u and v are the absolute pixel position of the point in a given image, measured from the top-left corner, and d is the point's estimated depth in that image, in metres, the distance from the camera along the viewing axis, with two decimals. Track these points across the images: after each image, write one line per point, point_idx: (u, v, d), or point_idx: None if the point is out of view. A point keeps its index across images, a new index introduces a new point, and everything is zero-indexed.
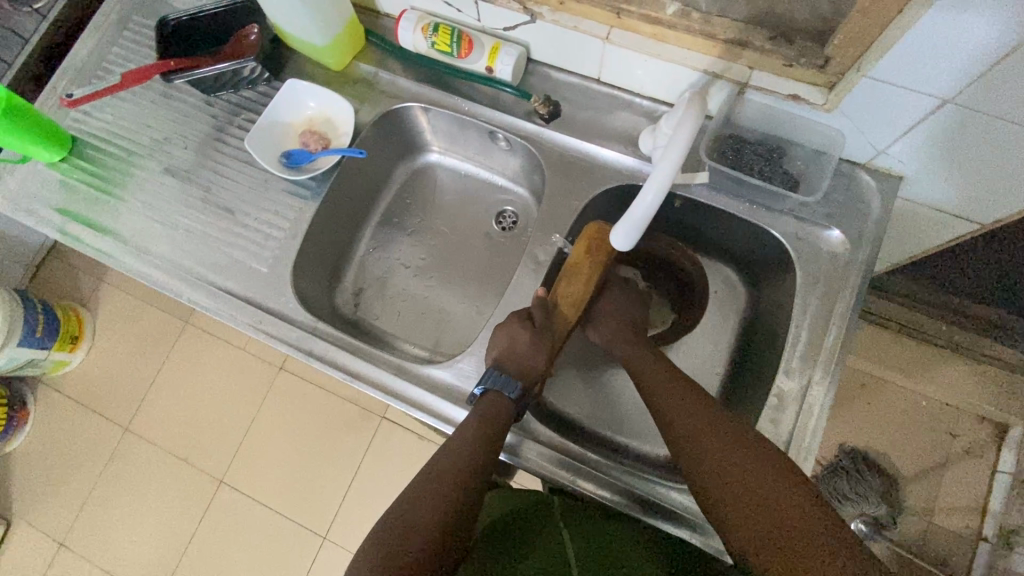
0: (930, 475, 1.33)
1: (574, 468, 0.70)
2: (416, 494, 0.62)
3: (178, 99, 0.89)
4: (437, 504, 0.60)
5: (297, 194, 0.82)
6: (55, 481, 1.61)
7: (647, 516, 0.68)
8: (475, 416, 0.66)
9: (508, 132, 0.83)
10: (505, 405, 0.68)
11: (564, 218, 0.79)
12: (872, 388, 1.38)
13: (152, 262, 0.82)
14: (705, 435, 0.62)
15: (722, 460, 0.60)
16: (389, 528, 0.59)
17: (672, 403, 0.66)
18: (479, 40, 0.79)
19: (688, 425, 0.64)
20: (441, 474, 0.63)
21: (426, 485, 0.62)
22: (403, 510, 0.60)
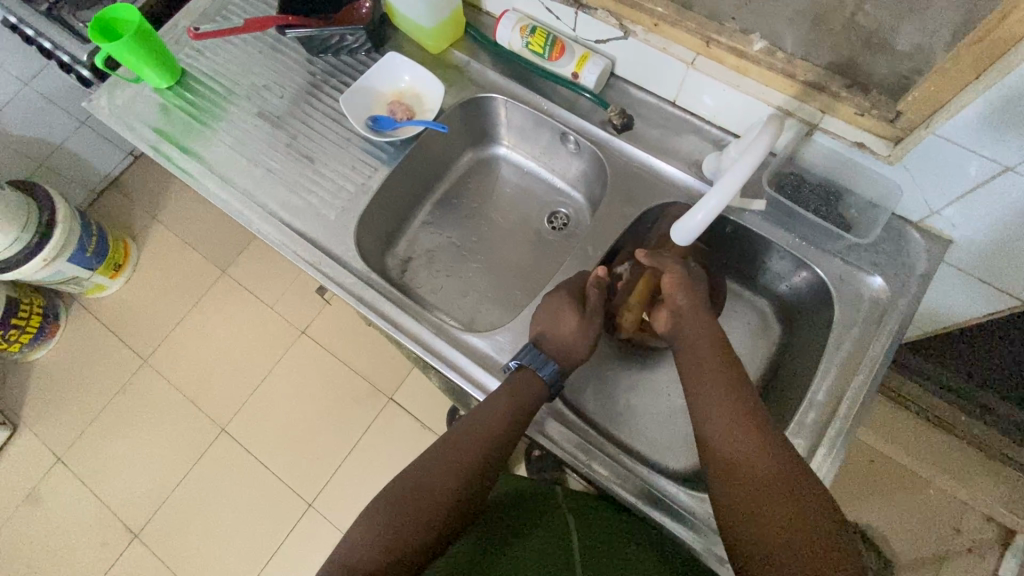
0: (928, 565, 1.29)
1: (588, 451, 0.73)
2: (444, 456, 0.67)
3: (284, 53, 0.97)
4: (460, 471, 0.66)
5: (375, 156, 0.88)
6: (67, 397, 1.66)
7: (649, 511, 0.70)
8: (506, 392, 0.70)
9: (580, 135, 0.88)
10: (535, 382, 0.71)
11: (617, 224, 0.83)
12: (881, 466, 1.37)
13: (232, 192, 0.87)
14: (747, 466, 0.60)
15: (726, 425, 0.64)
16: (415, 484, 0.65)
17: (697, 371, 0.70)
18: (571, 47, 0.84)
19: (722, 437, 0.63)
20: (467, 446, 0.68)
21: (452, 450, 0.67)
22: (427, 468, 0.66)
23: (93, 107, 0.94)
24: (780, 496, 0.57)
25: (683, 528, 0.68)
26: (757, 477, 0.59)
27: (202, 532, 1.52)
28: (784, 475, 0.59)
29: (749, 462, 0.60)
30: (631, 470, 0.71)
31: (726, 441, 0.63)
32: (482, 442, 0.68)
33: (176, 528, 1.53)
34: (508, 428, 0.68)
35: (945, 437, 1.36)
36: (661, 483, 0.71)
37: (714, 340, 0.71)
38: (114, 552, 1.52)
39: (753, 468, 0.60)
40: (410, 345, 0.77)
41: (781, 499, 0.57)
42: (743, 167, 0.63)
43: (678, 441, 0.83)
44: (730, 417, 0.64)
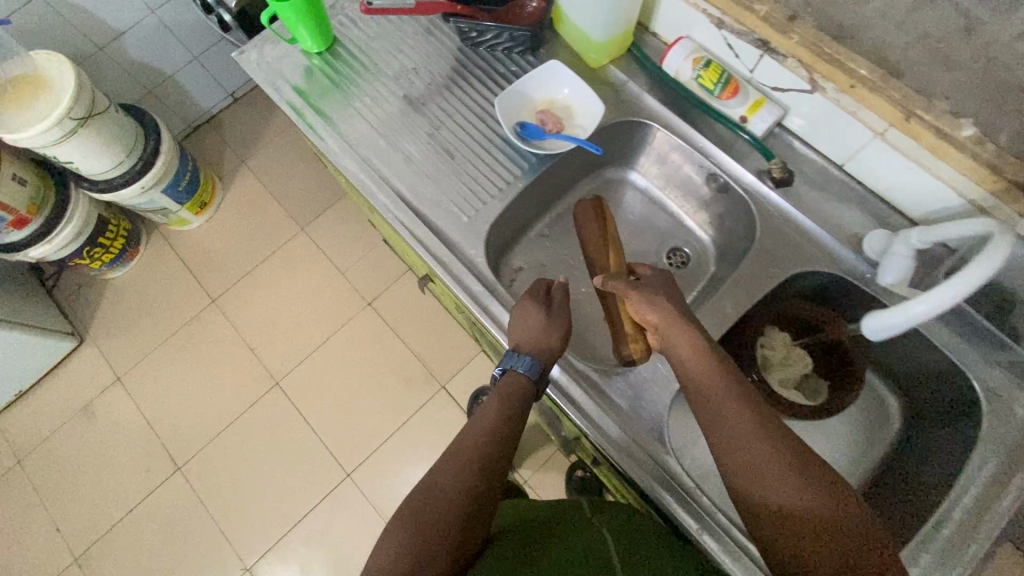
0: None
1: (635, 448, 0.75)
2: (443, 472, 0.65)
3: (439, 39, 0.95)
4: (464, 484, 0.64)
5: (516, 166, 0.86)
6: (134, 321, 1.71)
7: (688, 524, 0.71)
8: (493, 400, 0.72)
9: (732, 179, 0.84)
10: (523, 381, 0.73)
11: (761, 283, 0.77)
12: None
13: (368, 172, 0.87)
14: (781, 500, 0.55)
15: (750, 453, 0.58)
16: (421, 505, 0.62)
17: (703, 391, 0.64)
18: (745, 89, 0.80)
19: (751, 473, 0.58)
20: (462, 459, 0.66)
21: (450, 465, 0.65)
22: (433, 483, 0.64)
23: (242, 58, 0.94)
24: (824, 535, 0.53)
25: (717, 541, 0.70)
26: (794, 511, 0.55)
27: (240, 478, 1.56)
28: (825, 509, 0.54)
29: (781, 495, 0.55)
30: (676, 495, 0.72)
31: (755, 471, 0.57)
32: (477, 451, 0.67)
33: (216, 469, 1.56)
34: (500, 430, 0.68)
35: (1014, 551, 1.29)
36: (698, 494, 0.72)
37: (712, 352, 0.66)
38: (156, 480, 1.56)
39: (788, 501, 0.55)
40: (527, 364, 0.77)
41: (826, 538, 0.53)
42: (952, 298, 0.58)
43: None
44: (752, 445, 0.58)
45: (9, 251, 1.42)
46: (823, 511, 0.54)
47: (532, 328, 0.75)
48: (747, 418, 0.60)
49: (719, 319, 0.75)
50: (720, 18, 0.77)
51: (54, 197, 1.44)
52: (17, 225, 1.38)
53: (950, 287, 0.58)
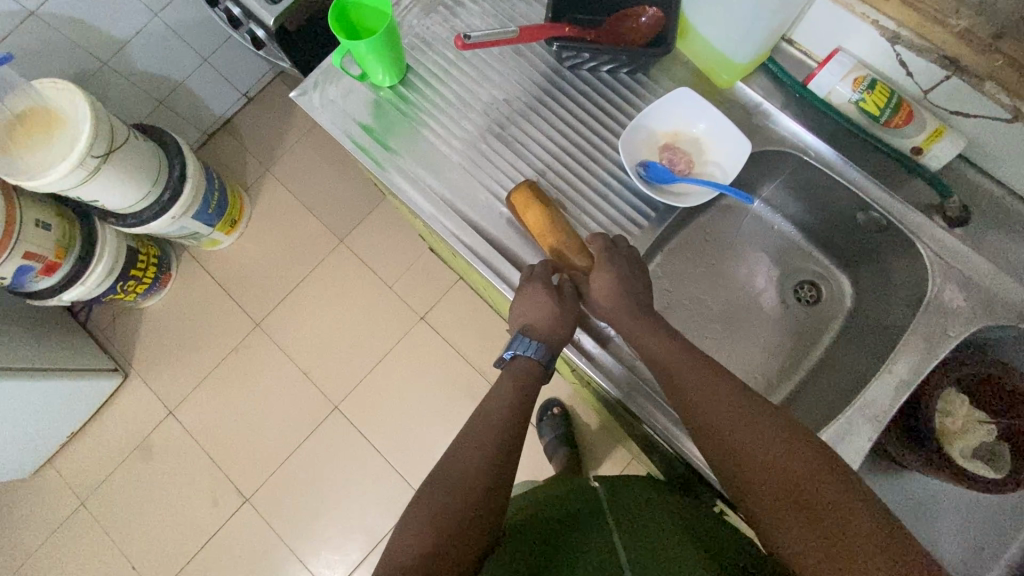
0: None
1: (662, 411, 0.72)
2: (460, 450, 0.64)
3: (529, 60, 0.80)
4: (484, 458, 0.63)
5: (638, 216, 0.75)
6: (178, 351, 1.63)
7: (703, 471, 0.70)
8: (506, 384, 0.69)
9: (894, 217, 0.72)
10: (534, 365, 0.69)
11: (940, 344, 0.68)
12: None
13: (466, 230, 0.76)
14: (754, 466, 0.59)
15: (735, 435, 0.61)
16: (443, 485, 0.61)
17: (681, 378, 0.65)
18: (921, 114, 0.67)
19: (735, 454, 0.60)
20: (478, 437, 0.65)
21: (468, 442, 0.65)
22: (452, 463, 0.63)
23: (302, 99, 0.81)
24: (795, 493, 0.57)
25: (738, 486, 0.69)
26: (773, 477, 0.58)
27: (311, 505, 1.53)
28: (797, 470, 0.58)
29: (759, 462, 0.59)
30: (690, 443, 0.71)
31: (730, 443, 0.61)
32: (493, 429, 0.65)
33: (285, 498, 1.53)
34: (515, 409, 0.66)
35: None
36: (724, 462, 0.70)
37: (679, 339, 0.69)
38: (225, 513, 1.54)
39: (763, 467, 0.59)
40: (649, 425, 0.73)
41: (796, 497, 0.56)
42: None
43: None
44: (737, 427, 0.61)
45: (41, 298, 1.32)
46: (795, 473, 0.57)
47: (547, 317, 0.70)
48: (718, 395, 0.63)
49: (894, 392, 0.67)
50: (895, 32, 0.64)
51: (81, 236, 1.33)
52: (47, 271, 1.27)
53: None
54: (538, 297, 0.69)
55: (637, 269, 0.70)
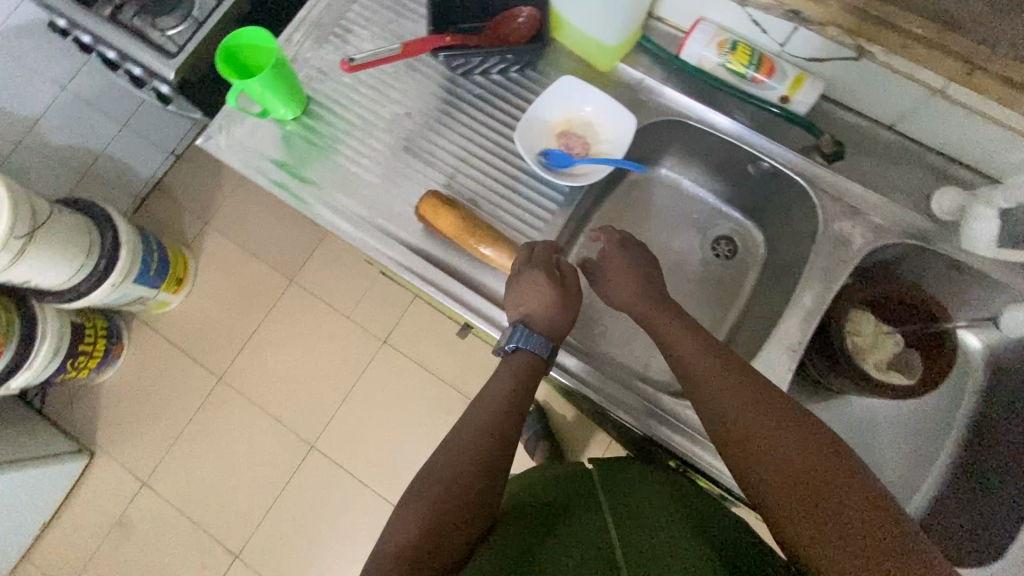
0: None
1: (603, 379, 0.76)
2: (457, 447, 0.65)
3: (423, 72, 0.84)
4: (485, 452, 0.64)
5: (548, 201, 0.78)
6: (142, 420, 1.59)
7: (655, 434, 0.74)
8: (505, 372, 0.69)
9: (779, 163, 0.77)
10: (536, 360, 0.70)
11: (840, 269, 0.73)
12: None
13: (388, 242, 0.78)
14: (760, 449, 0.57)
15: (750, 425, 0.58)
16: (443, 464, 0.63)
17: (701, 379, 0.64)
18: (781, 66, 0.73)
19: (744, 444, 0.58)
20: (476, 432, 0.66)
21: (466, 437, 0.65)
22: (455, 446, 0.65)
23: (209, 143, 0.82)
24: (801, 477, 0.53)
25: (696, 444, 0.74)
26: (778, 461, 0.55)
27: (304, 549, 1.51)
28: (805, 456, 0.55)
29: (765, 447, 0.56)
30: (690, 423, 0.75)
31: (737, 427, 0.59)
32: (491, 426, 0.66)
33: (276, 547, 1.51)
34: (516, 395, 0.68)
35: None
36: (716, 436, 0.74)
37: (695, 334, 0.68)
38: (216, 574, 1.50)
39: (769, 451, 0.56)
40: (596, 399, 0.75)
41: (802, 482, 0.53)
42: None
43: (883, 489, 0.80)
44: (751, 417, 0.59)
45: None
46: (800, 458, 0.54)
47: None
48: (725, 382, 0.63)
49: (804, 320, 0.72)
50: None
51: (20, 319, 1.30)
52: None
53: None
54: (540, 288, 0.70)
55: (624, 260, 0.75)
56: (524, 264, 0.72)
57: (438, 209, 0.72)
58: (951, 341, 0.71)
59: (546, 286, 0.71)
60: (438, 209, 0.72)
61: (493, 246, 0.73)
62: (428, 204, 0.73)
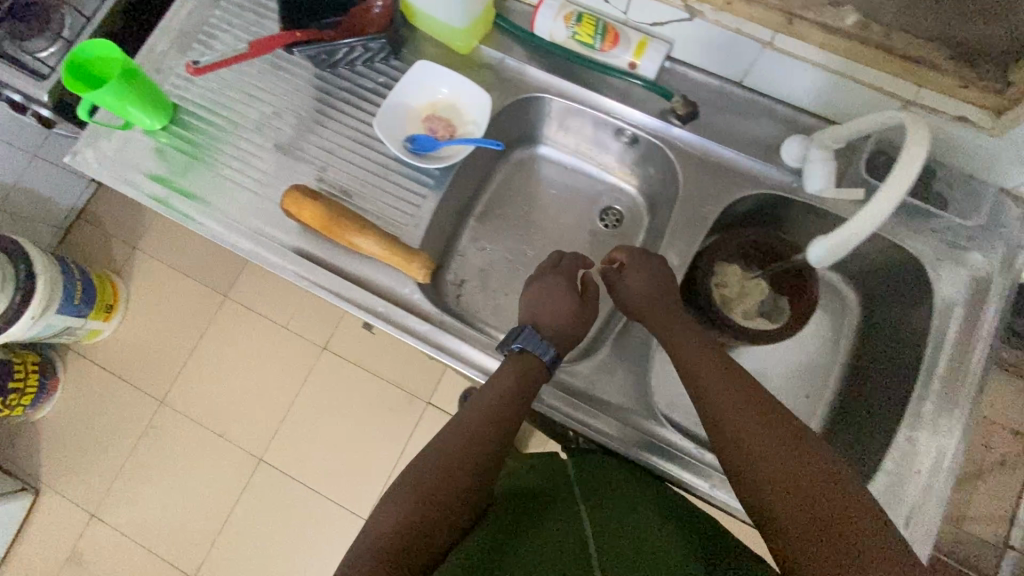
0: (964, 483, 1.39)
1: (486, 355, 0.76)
2: (437, 450, 0.62)
3: (289, 70, 0.84)
4: (468, 463, 0.61)
5: (419, 185, 0.79)
6: (86, 452, 1.57)
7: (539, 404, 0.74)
8: (507, 372, 0.67)
9: (640, 129, 0.80)
10: (537, 365, 0.69)
11: (699, 226, 0.76)
12: None
13: (261, 242, 0.78)
14: (755, 461, 0.54)
15: (756, 438, 0.55)
16: (431, 467, 0.61)
17: (709, 385, 0.61)
18: (626, 34, 0.75)
19: (750, 453, 0.55)
20: (458, 441, 0.63)
21: (447, 444, 0.62)
22: (448, 447, 0.62)
23: (78, 160, 0.82)
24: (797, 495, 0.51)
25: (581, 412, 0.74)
26: (773, 478, 0.52)
27: (261, 562, 1.50)
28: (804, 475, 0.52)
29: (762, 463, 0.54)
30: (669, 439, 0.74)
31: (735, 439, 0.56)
32: (476, 435, 0.63)
33: (233, 564, 1.50)
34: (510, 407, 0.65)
35: None
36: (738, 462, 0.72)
37: (712, 347, 0.65)
38: None
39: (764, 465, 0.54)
40: (477, 376, 0.73)
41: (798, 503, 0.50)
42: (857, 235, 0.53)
43: None
44: (761, 430, 0.56)
45: None
46: (798, 477, 0.52)
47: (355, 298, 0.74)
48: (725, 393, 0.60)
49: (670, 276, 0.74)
50: None
51: None
52: None
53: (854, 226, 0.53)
54: (562, 298, 0.74)
55: (653, 264, 0.72)
56: (550, 270, 0.78)
57: (300, 202, 0.73)
58: (811, 283, 0.73)
59: (567, 295, 0.74)
60: (301, 200, 0.73)
61: (359, 229, 0.72)
62: (291, 198, 0.73)
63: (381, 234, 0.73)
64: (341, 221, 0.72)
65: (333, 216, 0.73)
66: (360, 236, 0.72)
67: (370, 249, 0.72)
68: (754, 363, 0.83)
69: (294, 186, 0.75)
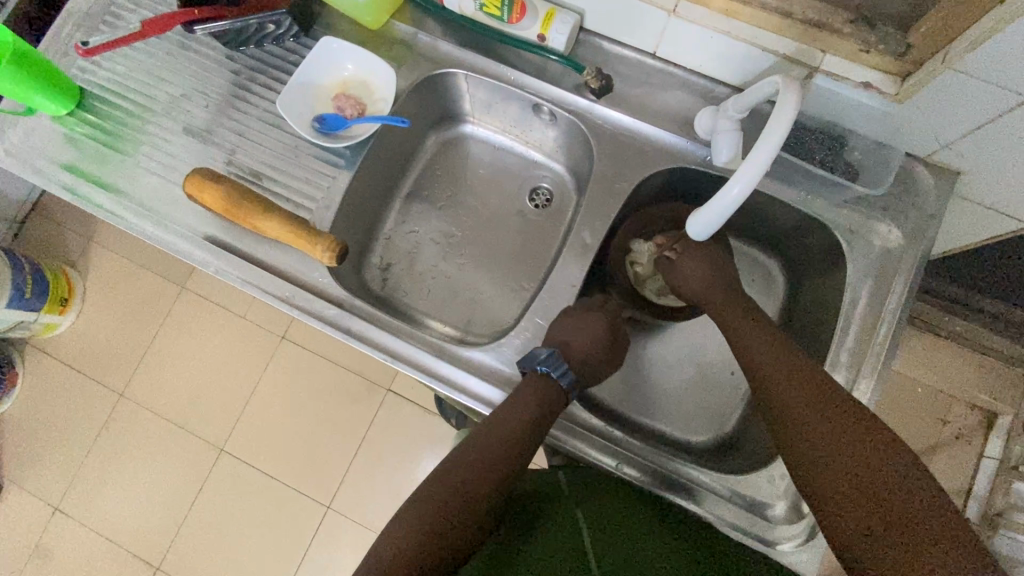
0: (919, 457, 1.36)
1: None
2: (456, 458, 0.63)
3: (198, 51, 0.82)
4: (481, 474, 0.62)
5: (330, 165, 0.78)
6: (45, 447, 1.55)
7: (450, 383, 0.70)
8: (528, 393, 0.65)
9: (555, 104, 0.78)
10: (557, 393, 0.67)
11: (613, 202, 0.75)
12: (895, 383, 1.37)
13: (169, 228, 0.76)
14: (825, 456, 0.58)
15: (830, 446, 0.57)
16: (445, 481, 0.61)
17: (783, 387, 0.63)
18: (532, 4, 0.73)
19: (827, 461, 0.57)
20: (476, 452, 0.63)
21: (465, 453, 0.63)
22: (460, 460, 0.63)
23: None
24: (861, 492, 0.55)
25: (502, 395, 0.69)
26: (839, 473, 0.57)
27: (226, 553, 1.50)
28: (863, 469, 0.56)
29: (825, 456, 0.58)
30: (639, 446, 0.69)
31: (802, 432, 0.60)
32: (492, 449, 0.63)
33: (198, 555, 1.50)
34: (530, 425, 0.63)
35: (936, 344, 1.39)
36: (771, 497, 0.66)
37: (783, 347, 0.66)
38: None
39: (831, 459, 0.58)
40: (383, 359, 0.70)
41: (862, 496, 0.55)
42: (734, 199, 0.54)
43: (700, 414, 0.81)
44: (839, 436, 0.58)
45: None
46: (862, 466, 0.56)
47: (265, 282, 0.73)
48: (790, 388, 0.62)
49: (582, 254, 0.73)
50: None
51: None
52: None
53: (731, 186, 0.53)
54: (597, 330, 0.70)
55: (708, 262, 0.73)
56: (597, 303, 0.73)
57: (204, 183, 0.72)
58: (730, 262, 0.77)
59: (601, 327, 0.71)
60: (204, 182, 0.72)
61: (264, 209, 0.72)
62: (194, 180, 0.72)
63: (288, 214, 0.73)
64: (247, 201, 0.72)
65: (238, 197, 0.72)
66: (265, 215, 0.72)
67: (275, 228, 0.72)
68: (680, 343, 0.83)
69: (197, 169, 0.74)
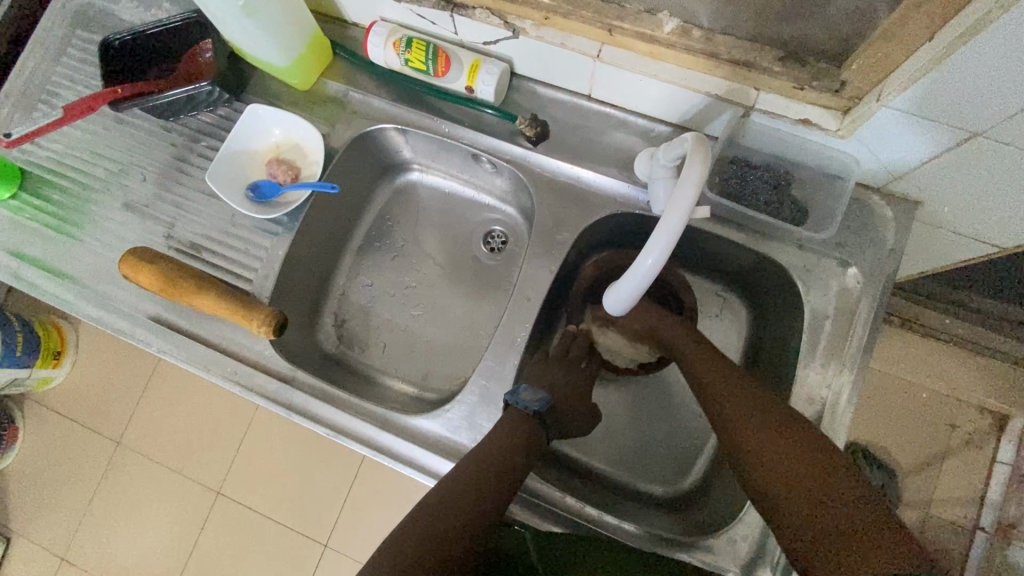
0: (929, 467, 1.17)
1: None
2: (440, 491, 0.56)
3: (134, 124, 0.82)
4: (472, 507, 0.55)
5: (268, 230, 0.77)
6: (28, 504, 1.46)
7: (394, 456, 0.69)
8: (518, 425, 0.64)
9: (492, 155, 0.76)
10: (536, 433, 0.64)
11: (554, 253, 0.73)
12: (899, 390, 1.19)
13: (114, 310, 0.76)
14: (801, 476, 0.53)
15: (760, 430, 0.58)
16: (429, 509, 0.55)
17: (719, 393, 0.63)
18: (457, 55, 0.71)
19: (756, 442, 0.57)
20: (456, 477, 0.58)
21: (447, 487, 0.57)
22: (446, 488, 0.57)
23: None
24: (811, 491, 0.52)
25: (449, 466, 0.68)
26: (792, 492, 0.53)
27: None
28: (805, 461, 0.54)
29: (783, 482, 0.54)
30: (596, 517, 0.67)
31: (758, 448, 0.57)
32: (480, 487, 0.57)
33: None
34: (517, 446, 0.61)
35: (950, 351, 1.20)
36: (747, 543, 0.64)
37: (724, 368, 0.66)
38: None
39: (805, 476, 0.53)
40: (326, 435, 0.70)
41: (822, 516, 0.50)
42: (650, 268, 0.55)
43: (673, 462, 0.78)
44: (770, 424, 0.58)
45: None
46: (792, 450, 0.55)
47: (210, 359, 0.73)
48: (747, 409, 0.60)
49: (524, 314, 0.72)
50: None
51: None
52: None
53: (647, 255, 0.54)
54: (577, 376, 0.72)
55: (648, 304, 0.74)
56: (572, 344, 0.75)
57: (139, 262, 0.71)
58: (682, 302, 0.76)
59: (580, 375, 0.73)
60: (141, 261, 0.71)
61: (201, 283, 0.71)
62: (130, 260, 0.72)
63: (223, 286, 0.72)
64: (182, 277, 0.71)
65: (172, 273, 0.71)
66: (201, 289, 0.71)
67: (211, 301, 0.71)
68: (656, 393, 0.81)
69: (133, 248, 0.74)
